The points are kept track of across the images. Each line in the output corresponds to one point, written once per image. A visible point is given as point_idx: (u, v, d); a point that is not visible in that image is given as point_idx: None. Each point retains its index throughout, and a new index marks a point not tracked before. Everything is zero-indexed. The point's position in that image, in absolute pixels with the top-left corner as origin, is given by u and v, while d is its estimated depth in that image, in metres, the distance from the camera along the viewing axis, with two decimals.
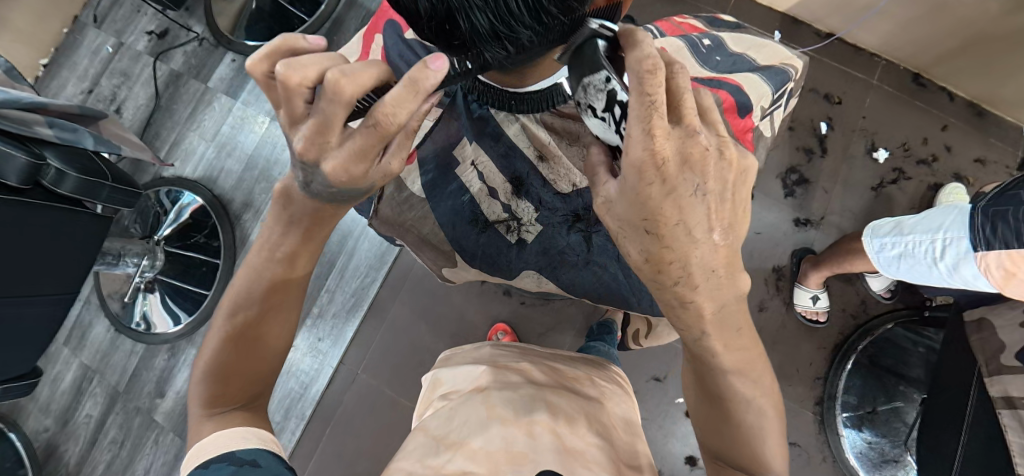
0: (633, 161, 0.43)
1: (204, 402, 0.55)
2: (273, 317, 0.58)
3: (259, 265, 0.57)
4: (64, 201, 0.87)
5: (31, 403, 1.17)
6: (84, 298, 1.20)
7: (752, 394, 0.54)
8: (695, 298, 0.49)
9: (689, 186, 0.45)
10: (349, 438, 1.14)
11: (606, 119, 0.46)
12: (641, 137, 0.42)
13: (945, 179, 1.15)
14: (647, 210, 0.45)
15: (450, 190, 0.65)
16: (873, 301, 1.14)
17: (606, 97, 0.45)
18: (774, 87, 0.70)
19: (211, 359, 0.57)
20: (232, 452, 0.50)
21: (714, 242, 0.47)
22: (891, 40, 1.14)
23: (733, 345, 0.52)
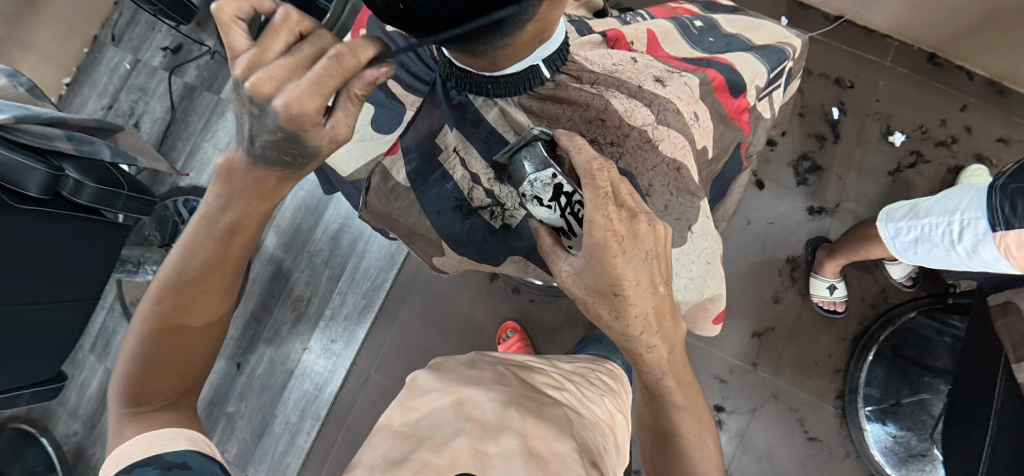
0: (597, 239, 0.48)
1: (129, 398, 0.54)
2: (199, 302, 0.56)
3: (189, 241, 0.55)
4: (82, 210, 0.91)
5: (60, 409, 1.21)
6: (108, 306, 1.24)
7: (699, 441, 0.56)
8: (658, 341, 0.52)
9: (641, 254, 0.49)
10: (363, 439, 1.15)
11: (553, 207, 0.54)
12: (600, 221, 0.48)
13: (967, 161, 1.11)
14: (614, 277, 0.49)
15: (435, 178, 0.65)
16: (894, 289, 1.10)
17: (552, 189, 0.53)
18: (769, 67, 0.69)
19: (135, 348, 0.55)
20: (158, 456, 0.50)
21: (659, 293, 0.51)
22: (903, 20, 1.10)
23: (685, 382, 0.55)
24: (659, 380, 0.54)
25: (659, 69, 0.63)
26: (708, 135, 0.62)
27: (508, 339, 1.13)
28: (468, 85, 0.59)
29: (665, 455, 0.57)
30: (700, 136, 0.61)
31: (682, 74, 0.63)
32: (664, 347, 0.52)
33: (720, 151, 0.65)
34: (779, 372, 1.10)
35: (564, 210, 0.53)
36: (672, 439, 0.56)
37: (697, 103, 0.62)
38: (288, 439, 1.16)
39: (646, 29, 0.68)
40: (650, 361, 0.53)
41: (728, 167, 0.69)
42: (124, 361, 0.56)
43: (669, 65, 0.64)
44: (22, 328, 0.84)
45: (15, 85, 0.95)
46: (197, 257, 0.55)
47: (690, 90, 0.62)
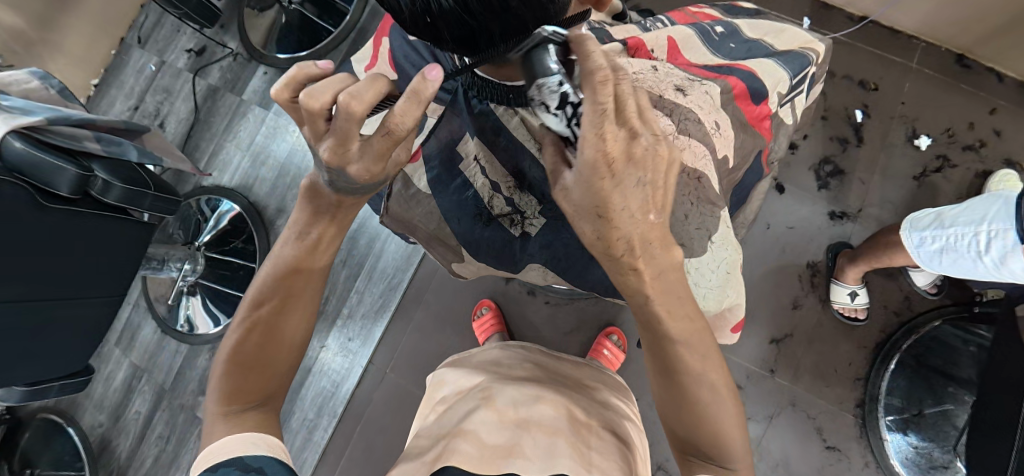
0: (590, 158, 0.44)
1: (222, 396, 0.58)
2: (291, 306, 0.61)
3: (281, 252, 0.61)
4: (110, 210, 0.93)
5: (87, 400, 1.25)
6: (133, 301, 1.28)
7: (703, 377, 0.56)
8: (641, 265, 0.50)
9: (632, 181, 0.46)
10: (378, 436, 1.17)
11: (560, 117, 0.46)
12: (594, 138, 0.44)
13: (996, 165, 1.08)
14: (602, 198, 0.46)
15: (454, 186, 0.65)
16: (918, 297, 1.07)
17: (558, 98, 0.46)
18: (792, 72, 0.68)
19: (233, 349, 0.60)
20: (241, 457, 0.53)
21: (650, 222, 0.49)
22: (930, 20, 1.08)
23: (678, 314, 0.53)
24: (651, 308, 0.53)
25: (680, 78, 0.62)
26: (728, 144, 0.61)
27: (482, 316, 1.15)
28: (489, 94, 0.58)
29: (672, 389, 0.57)
30: (720, 145, 0.60)
31: (704, 82, 0.63)
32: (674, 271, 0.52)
33: (740, 159, 0.64)
34: (797, 379, 1.08)
35: (570, 121, 0.46)
36: (676, 375, 0.56)
37: (718, 111, 0.62)
38: (305, 435, 1.18)
39: (666, 36, 0.67)
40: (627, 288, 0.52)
41: (748, 173, 0.68)
42: (220, 362, 0.60)
43: (689, 73, 0.64)
44: (53, 322, 0.87)
45: (47, 87, 0.98)
46: (286, 266, 0.61)
47: (713, 99, 0.62)
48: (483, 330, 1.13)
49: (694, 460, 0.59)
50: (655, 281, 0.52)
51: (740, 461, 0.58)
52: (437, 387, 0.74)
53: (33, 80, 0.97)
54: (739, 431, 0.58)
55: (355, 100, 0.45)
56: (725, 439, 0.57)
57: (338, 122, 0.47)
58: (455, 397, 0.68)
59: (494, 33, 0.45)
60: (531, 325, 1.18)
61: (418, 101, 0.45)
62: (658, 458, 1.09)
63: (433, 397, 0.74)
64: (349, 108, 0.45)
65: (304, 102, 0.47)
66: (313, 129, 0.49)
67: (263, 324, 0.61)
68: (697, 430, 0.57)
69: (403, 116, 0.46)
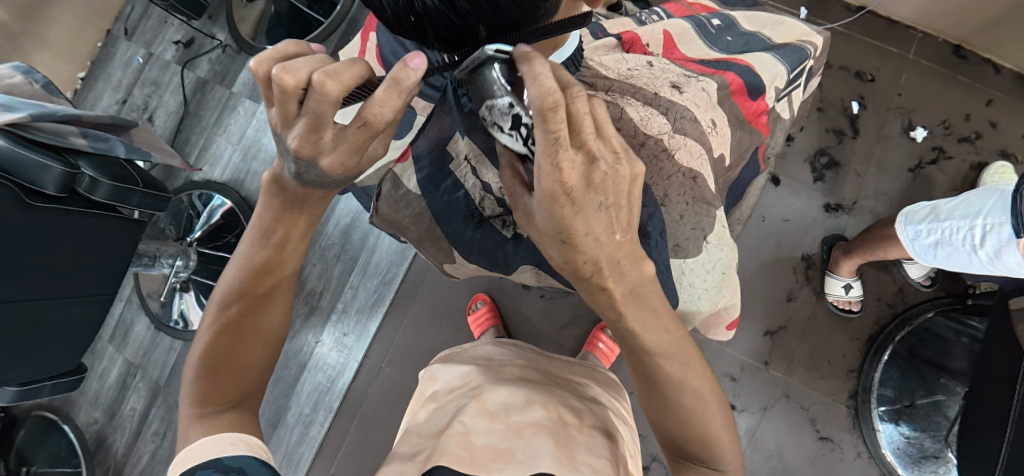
0: (547, 189, 0.43)
1: (195, 399, 0.57)
2: (262, 305, 0.61)
3: (248, 252, 0.60)
4: (99, 207, 0.92)
5: (81, 397, 1.25)
6: (126, 298, 1.27)
7: (687, 384, 0.56)
8: (611, 284, 0.50)
9: (594, 206, 0.44)
10: (375, 430, 1.17)
11: (515, 136, 0.45)
12: (549, 168, 0.41)
13: (991, 157, 1.08)
14: (564, 227, 0.46)
15: (445, 187, 0.64)
16: (911, 289, 1.08)
17: (512, 121, 0.44)
18: (789, 66, 0.67)
19: (203, 353, 0.60)
20: (218, 459, 0.52)
21: (618, 241, 0.48)
22: (928, 10, 1.07)
23: (653, 328, 0.53)
24: (624, 325, 0.53)
25: (676, 74, 0.62)
26: (725, 142, 0.61)
27: (477, 310, 1.15)
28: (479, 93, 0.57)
29: (656, 398, 0.57)
30: (717, 144, 0.60)
31: (700, 79, 0.62)
32: None
33: (736, 157, 0.64)
34: (791, 371, 1.09)
35: (528, 142, 0.44)
36: (658, 385, 0.56)
37: (715, 109, 0.61)
38: (300, 430, 1.18)
39: (663, 30, 0.66)
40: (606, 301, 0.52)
41: (744, 171, 0.67)
42: (191, 365, 0.60)
43: (686, 69, 0.63)
44: (44, 322, 0.86)
45: (31, 82, 0.96)
46: (254, 268, 0.60)
47: (711, 96, 0.61)
48: (478, 323, 1.12)
49: (686, 463, 0.59)
50: (651, 285, 0.52)
51: (729, 462, 0.58)
52: (430, 383, 0.74)
53: (15, 75, 0.95)
54: (727, 434, 0.58)
55: (331, 79, 0.40)
56: (714, 440, 0.57)
57: (310, 102, 0.41)
58: (448, 395, 0.67)
59: (481, 33, 0.44)
60: (526, 319, 1.18)
61: (399, 90, 0.41)
62: (652, 450, 1.09)
63: (424, 393, 0.74)
64: (324, 87, 0.40)
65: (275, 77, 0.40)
66: (281, 111, 0.43)
67: (234, 324, 0.60)
68: (686, 435, 0.58)
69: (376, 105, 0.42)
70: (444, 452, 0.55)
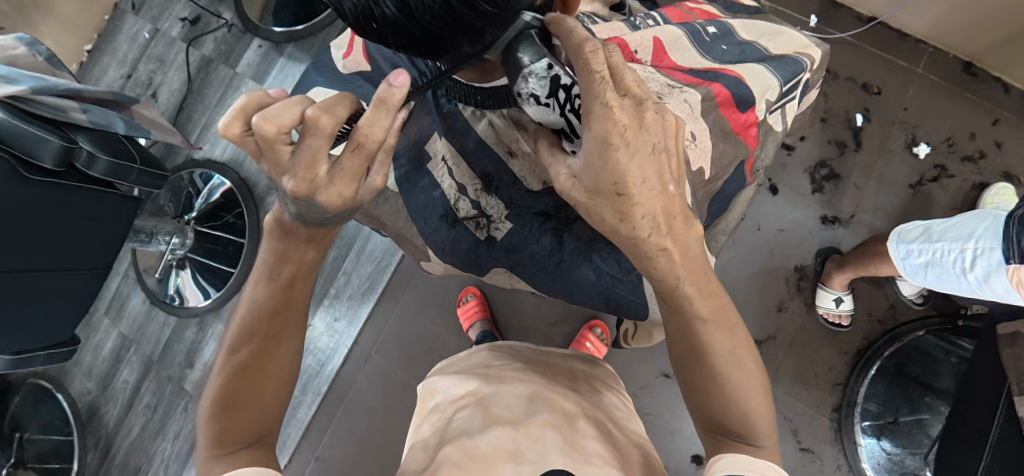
0: (600, 133, 0.45)
1: (210, 440, 0.52)
2: (278, 345, 0.56)
3: (258, 292, 0.54)
4: (95, 183, 0.92)
5: (76, 367, 1.27)
6: (123, 272, 1.28)
7: (730, 355, 0.55)
8: (669, 242, 0.50)
9: (647, 146, 0.46)
10: (361, 417, 1.18)
11: (551, 105, 0.49)
12: (599, 110, 0.44)
13: (993, 178, 1.06)
14: (619, 174, 0.46)
15: (421, 185, 0.65)
16: (903, 306, 1.07)
17: (548, 85, 0.48)
18: (783, 79, 0.66)
19: (214, 399, 0.54)
20: None
21: (667, 192, 0.49)
22: (940, 25, 1.05)
23: (705, 290, 0.54)
24: (678, 286, 0.53)
25: (660, 84, 0.61)
26: (705, 155, 0.61)
27: (467, 302, 1.16)
28: (458, 96, 0.58)
29: (698, 370, 0.56)
30: (696, 158, 0.60)
31: (684, 89, 0.61)
32: (677, 249, 0.51)
33: (720, 170, 0.64)
34: (776, 381, 1.09)
35: (564, 108, 0.50)
36: (702, 354, 0.55)
37: (696, 121, 0.60)
38: (288, 411, 1.19)
39: (652, 37, 0.65)
40: (661, 267, 0.52)
41: (730, 182, 0.67)
42: (203, 408, 0.54)
43: (672, 79, 0.62)
44: (39, 293, 0.87)
45: (34, 54, 0.96)
46: (264, 310, 0.54)
47: (694, 107, 0.60)
48: (467, 316, 1.13)
49: (723, 439, 0.56)
50: None
51: (766, 438, 0.55)
52: (430, 396, 0.71)
53: (19, 46, 0.95)
54: (767, 413, 0.56)
55: (326, 113, 0.42)
56: (755, 416, 0.55)
57: (304, 141, 0.43)
58: (449, 408, 0.65)
59: (441, 38, 0.43)
60: (516, 314, 1.19)
61: (386, 110, 0.42)
62: None
63: (425, 406, 0.71)
64: (318, 121, 0.42)
65: (257, 128, 0.42)
66: (272, 159, 0.44)
67: (247, 366, 0.55)
68: (722, 407, 0.56)
69: (372, 127, 0.43)
70: (447, 464, 0.55)
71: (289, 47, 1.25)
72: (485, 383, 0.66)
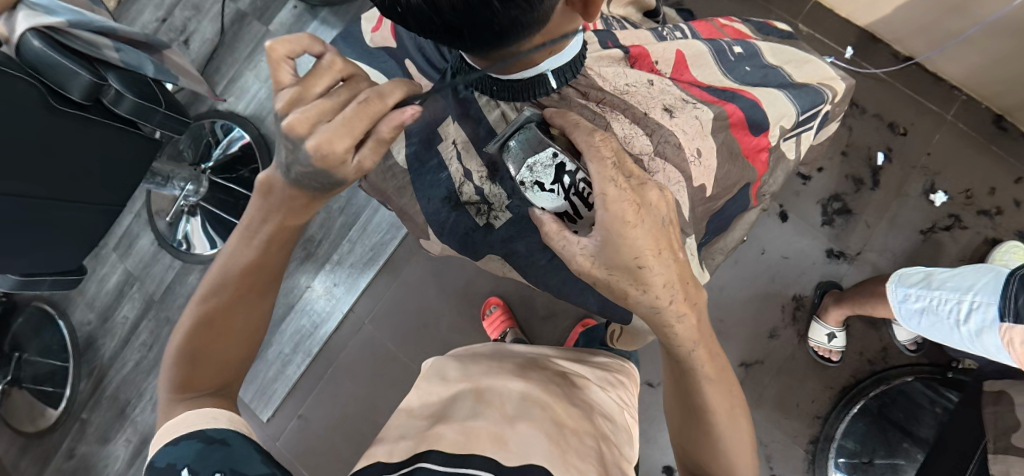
0: (616, 211, 0.49)
1: (175, 384, 0.56)
2: (245, 302, 0.58)
3: (231, 251, 0.58)
4: (118, 121, 0.92)
5: (79, 296, 1.30)
6: (135, 211, 1.30)
7: (729, 418, 0.56)
8: (687, 307, 0.52)
9: (656, 221, 0.50)
10: (348, 383, 1.21)
11: (556, 191, 0.53)
12: (615, 192, 0.49)
13: (1006, 235, 1.05)
14: (636, 249, 0.49)
15: (431, 164, 0.65)
16: (895, 350, 1.07)
17: (554, 171, 0.53)
18: (801, 108, 0.66)
19: (182, 342, 0.58)
20: (199, 430, 0.51)
21: (677, 262, 0.52)
22: (976, 73, 1.04)
23: (713, 355, 0.55)
24: (688, 353, 0.54)
25: (675, 97, 0.61)
26: (707, 174, 0.61)
27: (492, 313, 1.16)
28: (474, 82, 0.62)
29: (694, 424, 0.56)
30: (699, 174, 0.60)
31: (697, 106, 0.61)
32: (693, 314, 0.53)
33: (722, 189, 0.64)
34: (758, 405, 1.09)
35: (569, 192, 0.53)
36: (703, 414, 0.56)
37: (705, 139, 0.60)
38: (277, 368, 1.22)
39: (675, 50, 0.66)
40: (680, 333, 0.53)
41: (733, 202, 0.68)
42: (170, 351, 0.58)
43: (687, 94, 0.62)
44: (51, 222, 0.89)
45: None
46: (239, 269, 0.58)
47: (705, 125, 0.60)
48: (495, 327, 1.13)
49: None
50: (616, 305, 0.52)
51: None
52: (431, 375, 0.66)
53: None
54: (749, 466, 0.58)
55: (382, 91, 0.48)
56: (738, 470, 0.57)
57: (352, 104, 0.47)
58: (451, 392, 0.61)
59: (449, 23, 0.44)
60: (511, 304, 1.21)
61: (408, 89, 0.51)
62: None
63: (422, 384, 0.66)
64: (377, 94, 0.48)
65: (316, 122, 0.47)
66: (322, 108, 0.48)
67: (215, 318, 0.58)
68: (712, 461, 0.57)
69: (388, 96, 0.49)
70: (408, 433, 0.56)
71: (324, 11, 1.26)
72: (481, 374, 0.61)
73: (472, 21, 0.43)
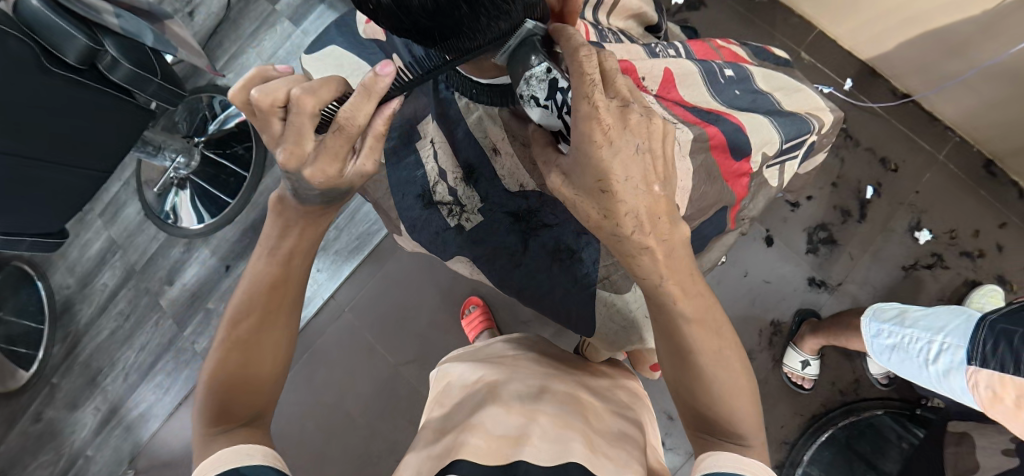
0: (583, 132, 0.45)
1: (208, 417, 0.51)
2: (274, 322, 0.56)
3: (256, 272, 0.55)
4: (113, 88, 0.92)
5: (60, 260, 1.29)
6: (124, 179, 1.30)
7: (715, 355, 0.52)
8: (653, 242, 0.49)
9: (630, 146, 0.46)
10: (323, 369, 1.21)
11: (549, 108, 0.49)
12: (587, 109, 0.45)
13: (985, 278, 1.06)
14: (602, 170, 0.46)
15: (407, 163, 0.67)
16: (867, 383, 1.08)
17: (548, 87, 0.49)
18: (785, 136, 0.67)
19: (214, 375, 0.54)
20: (235, 469, 0.47)
21: (654, 192, 0.48)
22: (971, 116, 1.05)
23: (689, 291, 0.51)
24: (661, 289, 0.51)
25: (656, 115, 0.61)
26: (683, 194, 0.61)
27: (471, 313, 1.16)
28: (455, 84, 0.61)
29: (685, 374, 0.53)
30: (673, 195, 0.60)
31: (679, 126, 0.60)
32: (665, 246, 0.50)
33: (701, 210, 0.64)
34: None
35: (561, 110, 0.49)
36: (689, 360, 0.52)
37: (682, 159, 0.60)
38: None
39: (663, 67, 0.66)
40: (646, 266, 0.50)
41: (712, 224, 0.68)
42: (201, 385, 0.54)
43: (670, 113, 0.62)
44: (35, 182, 0.88)
45: None
46: (264, 284, 0.55)
47: (682, 146, 0.60)
48: (472, 326, 1.13)
49: (710, 438, 0.53)
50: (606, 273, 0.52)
51: (754, 436, 0.52)
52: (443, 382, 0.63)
53: None
54: (754, 411, 0.53)
55: (310, 94, 0.44)
56: (738, 413, 0.52)
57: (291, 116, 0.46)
58: (458, 393, 0.58)
59: (419, 24, 0.44)
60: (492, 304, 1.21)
61: (370, 96, 0.45)
62: None
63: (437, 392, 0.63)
64: (301, 102, 0.44)
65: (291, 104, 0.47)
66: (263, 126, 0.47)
67: (245, 340, 0.54)
68: (707, 408, 0.53)
69: (357, 112, 0.45)
70: None
71: None
72: (497, 372, 0.59)
73: (446, 18, 0.43)
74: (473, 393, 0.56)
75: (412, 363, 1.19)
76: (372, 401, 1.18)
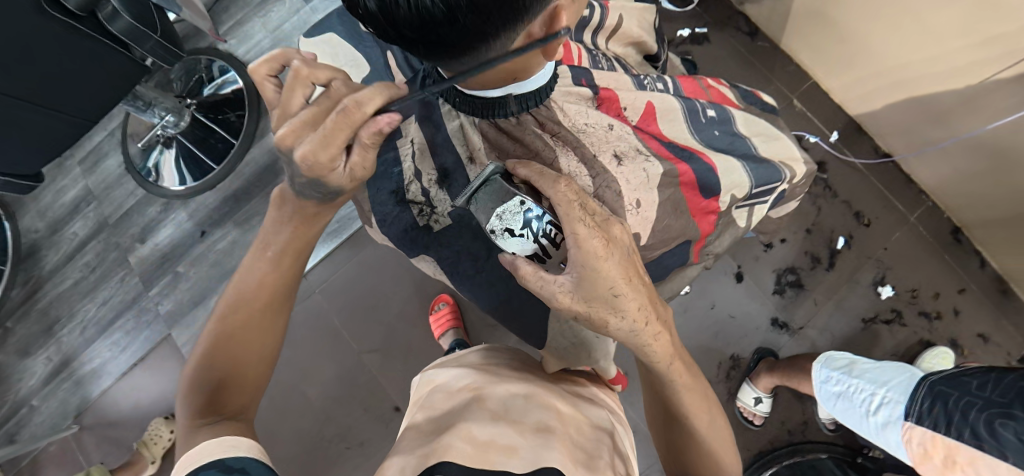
0: (584, 253, 0.48)
1: (195, 411, 0.52)
2: (261, 320, 0.58)
3: (246, 267, 0.58)
4: (110, 38, 0.91)
5: (32, 202, 1.26)
6: (109, 130, 1.28)
7: (706, 415, 0.58)
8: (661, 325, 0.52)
9: (617, 258, 0.49)
10: (286, 349, 1.20)
11: (527, 236, 0.54)
12: (585, 232, 0.48)
13: (939, 340, 1.10)
14: (609, 281, 0.49)
15: (386, 157, 0.67)
16: (815, 425, 1.11)
17: (522, 218, 0.54)
18: (754, 181, 0.69)
19: (200, 371, 0.55)
20: (219, 460, 0.45)
21: (644, 288, 0.52)
22: (945, 183, 1.09)
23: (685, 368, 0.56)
24: (666, 366, 0.54)
25: (629, 145, 0.64)
26: (645, 223, 0.63)
27: (440, 310, 1.17)
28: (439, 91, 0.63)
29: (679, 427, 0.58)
30: (635, 223, 0.62)
31: (649, 159, 0.63)
32: (667, 329, 0.53)
33: (667, 240, 0.66)
34: None
35: (537, 237, 0.54)
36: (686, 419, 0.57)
37: (648, 191, 0.63)
38: None
39: (645, 101, 0.68)
40: (657, 350, 0.53)
41: (680, 254, 0.70)
42: (189, 381, 0.55)
43: (645, 145, 0.65)
44: (17, 122, 0.87)
45: None
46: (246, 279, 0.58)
47: (653, 178, 0.62)
48: (439, 323, 1.14)
49: None
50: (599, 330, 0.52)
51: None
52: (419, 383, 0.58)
53: None
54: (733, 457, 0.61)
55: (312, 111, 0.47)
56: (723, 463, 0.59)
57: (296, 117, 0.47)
58: (444, 402, 0.51)
59: (405, 36, 0.47)
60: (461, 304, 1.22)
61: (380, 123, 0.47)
62: None
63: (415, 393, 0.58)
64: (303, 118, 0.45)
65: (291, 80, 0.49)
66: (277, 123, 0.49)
67: (235, 337, 0.57)
68: (696, 458, 0.59)
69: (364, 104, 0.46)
70: None
71: None
72: (488, 380, 0.53)
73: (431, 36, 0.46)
74: (461, 402, 0.50)
75: (376, 352, 1.20)
76: (332, 384, 1.18)
